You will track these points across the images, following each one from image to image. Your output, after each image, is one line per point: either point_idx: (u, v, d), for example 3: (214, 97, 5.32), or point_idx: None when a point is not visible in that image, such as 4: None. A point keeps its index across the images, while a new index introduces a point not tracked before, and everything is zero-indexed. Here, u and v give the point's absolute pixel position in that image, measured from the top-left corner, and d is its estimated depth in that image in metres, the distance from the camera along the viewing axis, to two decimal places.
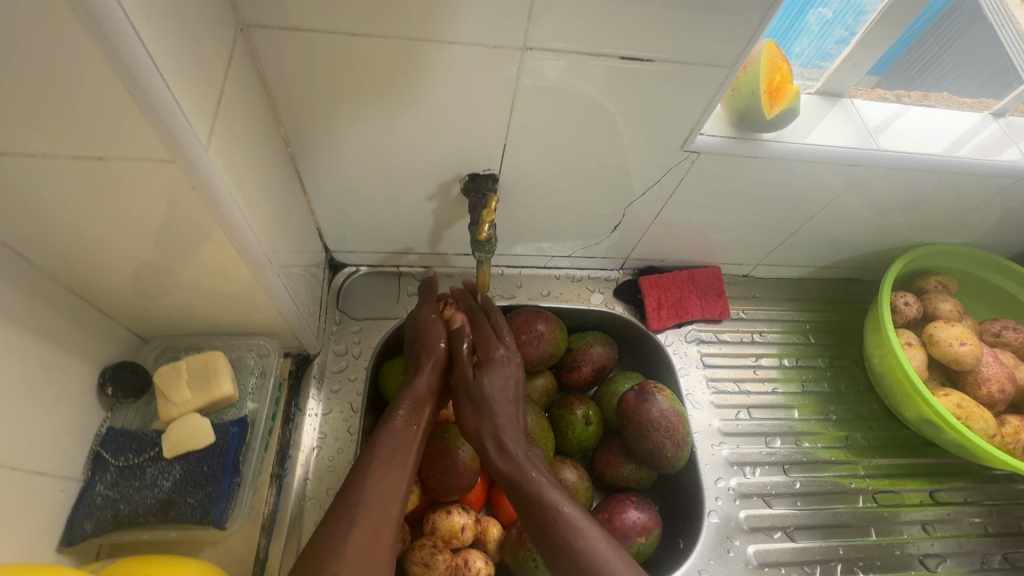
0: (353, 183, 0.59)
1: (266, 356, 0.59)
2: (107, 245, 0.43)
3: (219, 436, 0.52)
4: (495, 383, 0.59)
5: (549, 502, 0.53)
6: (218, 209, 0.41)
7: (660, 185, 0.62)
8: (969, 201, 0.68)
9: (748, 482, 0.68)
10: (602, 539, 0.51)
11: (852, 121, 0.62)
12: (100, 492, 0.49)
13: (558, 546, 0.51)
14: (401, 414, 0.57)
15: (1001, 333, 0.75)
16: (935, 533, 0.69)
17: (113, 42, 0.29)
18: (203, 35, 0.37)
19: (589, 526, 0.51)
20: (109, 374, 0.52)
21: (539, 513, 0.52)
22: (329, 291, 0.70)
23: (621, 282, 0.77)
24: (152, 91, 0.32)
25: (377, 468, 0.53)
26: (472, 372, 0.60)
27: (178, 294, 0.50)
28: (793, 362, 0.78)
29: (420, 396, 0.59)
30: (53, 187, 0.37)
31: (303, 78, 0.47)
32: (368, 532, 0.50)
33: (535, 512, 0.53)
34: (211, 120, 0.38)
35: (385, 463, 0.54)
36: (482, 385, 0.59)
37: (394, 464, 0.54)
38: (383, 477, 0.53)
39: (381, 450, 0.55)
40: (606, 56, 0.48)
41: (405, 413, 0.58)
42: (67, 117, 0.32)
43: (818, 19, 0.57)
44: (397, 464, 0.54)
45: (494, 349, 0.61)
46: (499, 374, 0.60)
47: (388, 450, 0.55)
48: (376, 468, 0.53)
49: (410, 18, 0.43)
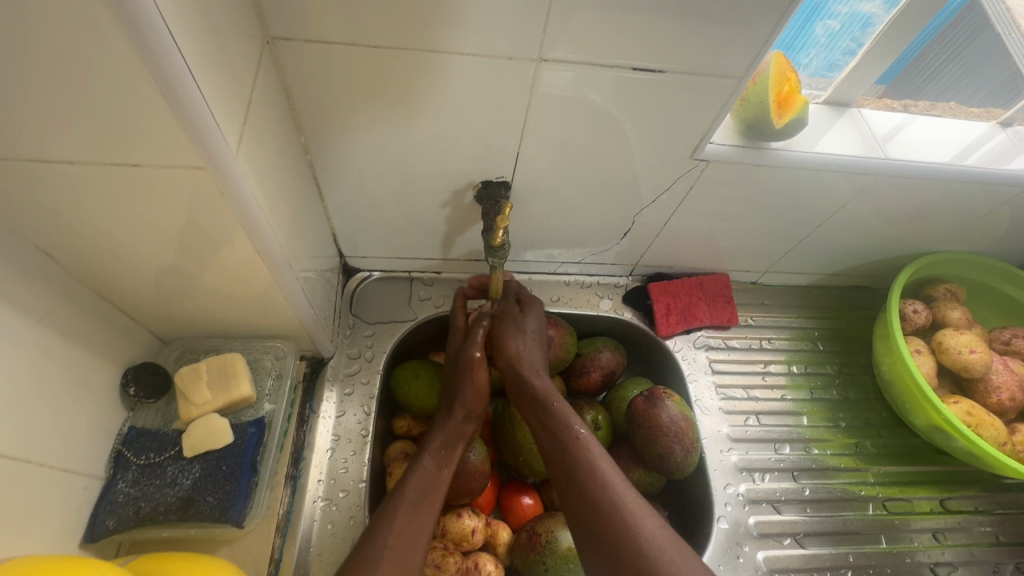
0: (369, 190, 0.60)
1: (283, 358, 0.60)
2: (135, 249, 0.44)
3: (237, 436, 0.53)
4: (534, 325, 0.64)
5: (568, 428, 0.56)
6: (243, 214, 0.42)
7: (669, 193, 0.63)
8: (977, 209, 0.69)
9: (757, 488, 0.68)
10: (617, 472, 0.53)
11: (860, 130, 0.62)
12: (122, 489, 0.50)
13: (575, 472, 0.53)
14: (428, 454, 0.57)
15: (1011, 342, 0.74)
16: (945, 542, 0.69)
17: (153, 56, 0.31)
18: (233, 48, 0.39)
19: (605, 459, 0.54)
20: (131, 375, 0.53)
21: (560, 434, 0.56)
22: (343, 295, 0.72)
23: (630, 289, 0.78)
24: (187, 99, 0.33)
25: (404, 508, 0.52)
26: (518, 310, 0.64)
27: (200, 297, 0.52)
28: (802, 369, 0.78)
29: (448, 437, 0.59)
30: (87, 192, 0.38)
31: (323, 88, 0.49)
32: (395, 573, 0.48)
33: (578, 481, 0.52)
34: (239, 129, 0.40)
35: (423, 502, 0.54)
36: (524, 321, 0.63)
37: (421, 508, 0.53)
38: (411, 517, 0.52)
39: (404, 498, 0.53)
40: (617, 66, 0.49)
41: (433, 457, 0.57)
42: (105, 126, 0.34)
43: (826, 31, 0.58)
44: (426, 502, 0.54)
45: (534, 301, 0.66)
46: (536, 320, 0.64)
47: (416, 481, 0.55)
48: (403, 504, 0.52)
49: (428, 31, 0.45)
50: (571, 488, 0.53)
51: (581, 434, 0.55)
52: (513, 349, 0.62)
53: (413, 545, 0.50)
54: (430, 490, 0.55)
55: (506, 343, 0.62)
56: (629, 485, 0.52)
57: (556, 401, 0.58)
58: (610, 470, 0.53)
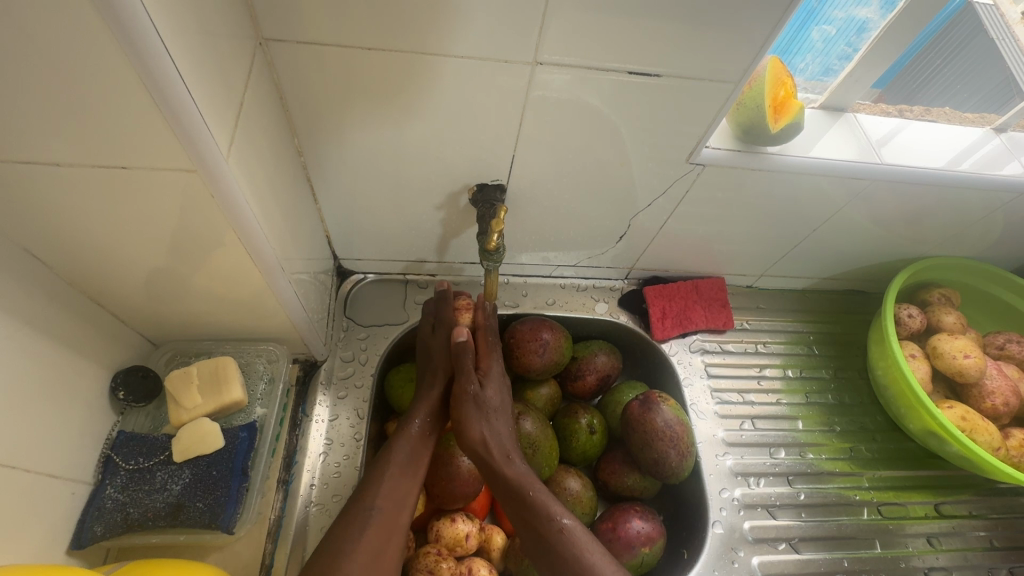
0: (364, 192, 0.60)
1: (275, 362, 0.59)
2: (124, 252, 0.44)
3: (228, 441, 0.53)
4: (495, 399, 0.61)
5: (551, 519, 0.54)
6: (234, 217, 0.42)
7: (665, 197, 0.63)
8: (971, 215, 0.69)
9: (752, 492, 0.68)
10: (600, 552, 0.53)
11: (855, 135, 0.63)
12: (109, 496, 0.49)
13: (563, 569, 0.52)
14: (416, 421, 0.59)
15: (1004, 347, 0.75)
16: (940, 547, 0.69)
17: (143, 58, 0.30)
18: (225, 49, 0.38)
19: (593, 546, 0.53)
20: (120, 379, 0.52)
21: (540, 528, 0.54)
22: (337, 298, 0.71)
23: (626, 292, 0.78)
24: (178, 102, 0.33)
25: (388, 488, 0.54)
26: (477, 384, 0.61)
27: (191, 300, 0.51)
28: (797, 373, 0.78)
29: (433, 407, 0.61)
30: (75, 194, 0.38)
31: (317, 90, 0.49)
32: (383, 531, 0.52)
33: (558, 566, 0.52)
34: (231, 131, 0.39)
35: (411, 465, 0.56)
36: (485, 397, 0.60)
37: (407, 472, 0.56)
38: (397, 482, 0.55)
39: (392, 465, 0.56)
40: (614, 69, 0.49)
41: (420, 423, 0.59)
42: (93, 128, 0.33)
43: (823, 36, 0.58)
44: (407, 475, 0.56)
45: (492, 364, 0.64)
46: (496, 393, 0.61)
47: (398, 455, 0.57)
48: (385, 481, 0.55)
49: (422, 33, 0.45)
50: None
51: (568, 524, 0.53)
52: (478, 435, 0.58)
53: (401, 504, 0.54)
54: (417, 454, 0.57)
55: (466, 427, 0.58)
56: (619, 570, 0.52)
57: (532, 489, 0.55)
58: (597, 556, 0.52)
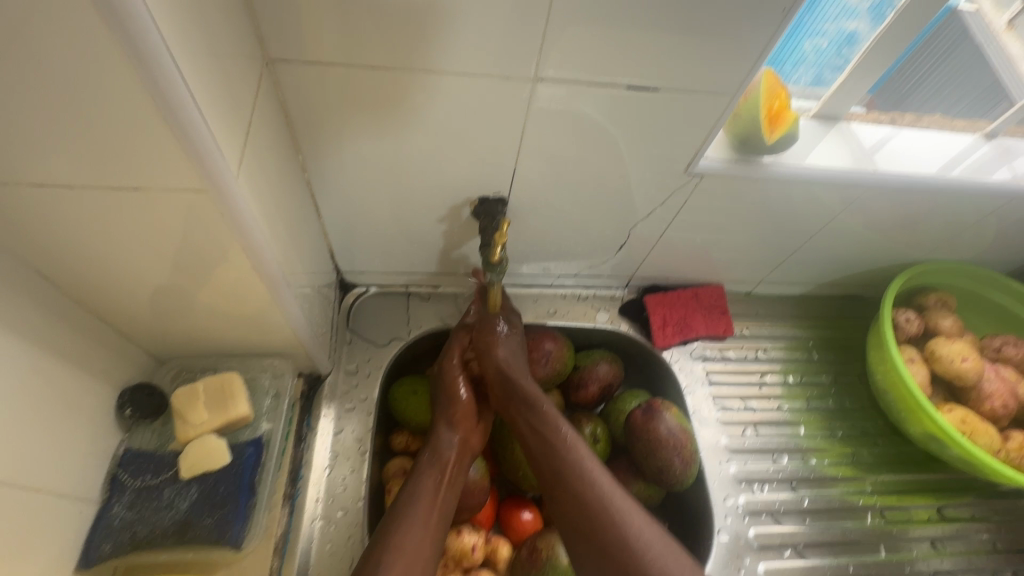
0: (366, 206, 0.60)
1: (280, 377, 0.60)
2: (132, 270, 0.44)
3: (235, 457, 0.53)
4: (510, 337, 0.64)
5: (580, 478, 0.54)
6: (240, 234, 0.42)
7: (664, 207, 0.64)
8: (965, 220, 0.70)
9: (756, 499, 0.69)
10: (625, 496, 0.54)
11: (848, 143, 0.64)
12: (117, 514, 0.49)
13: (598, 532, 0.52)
14: (426, 462, 0.57)
15: (1001, 349, 0.76)
16: (943, 550, 0.69)
17: (158, 84, 0.31)
18: (233, 71, 0.39)
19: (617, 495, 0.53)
20: (127, 397, 0.53)
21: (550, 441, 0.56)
22: (339, 311, 0.71)
23: (626, 301, 0.78)
24: (190, 124, 0.34)
25: (425, 496, 0.54)
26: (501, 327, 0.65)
27: (197, 315, 0.51)
28: (798, 379, 0.79)
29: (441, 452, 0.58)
30: (84, 215, 0.38)
31: (320, 107, 0.49)
32: None
33: (596, 530, 0.52)
34: (240, 151, 0.40)
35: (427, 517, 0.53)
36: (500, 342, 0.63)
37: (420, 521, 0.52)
38: (406, 535, 0.51)
39: (409, 511, 0.53)
40: (612, 84, 0.50)
41: (431, 471, 0.56)
42: (105, 151, 0.34)
43: (814, 48, 0.60)
44: (443, 489, 0.56)
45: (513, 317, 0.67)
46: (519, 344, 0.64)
47: (430, 479, 0.56)
48: (418, 506, 0.53)
49: (423, 50, 0.46)
50: (585, 541, 0.52)
51: (569, 437, 0.57)
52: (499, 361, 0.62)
53: (415, 558, 0.50)
54: (429, 500, 0.54)
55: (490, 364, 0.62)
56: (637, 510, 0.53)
57: (543, 402, 0.59)
58: (629, 513, 0.52)
